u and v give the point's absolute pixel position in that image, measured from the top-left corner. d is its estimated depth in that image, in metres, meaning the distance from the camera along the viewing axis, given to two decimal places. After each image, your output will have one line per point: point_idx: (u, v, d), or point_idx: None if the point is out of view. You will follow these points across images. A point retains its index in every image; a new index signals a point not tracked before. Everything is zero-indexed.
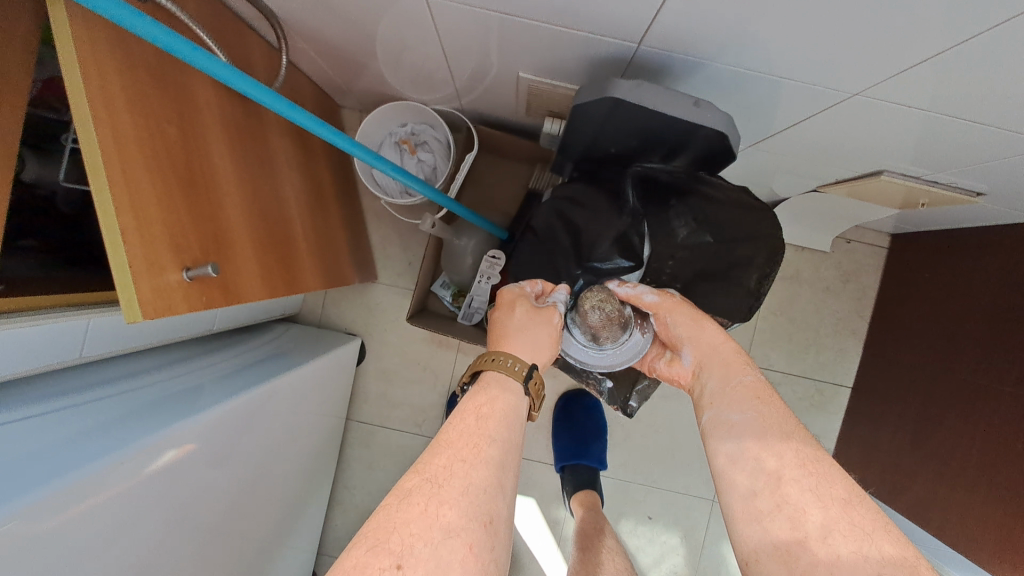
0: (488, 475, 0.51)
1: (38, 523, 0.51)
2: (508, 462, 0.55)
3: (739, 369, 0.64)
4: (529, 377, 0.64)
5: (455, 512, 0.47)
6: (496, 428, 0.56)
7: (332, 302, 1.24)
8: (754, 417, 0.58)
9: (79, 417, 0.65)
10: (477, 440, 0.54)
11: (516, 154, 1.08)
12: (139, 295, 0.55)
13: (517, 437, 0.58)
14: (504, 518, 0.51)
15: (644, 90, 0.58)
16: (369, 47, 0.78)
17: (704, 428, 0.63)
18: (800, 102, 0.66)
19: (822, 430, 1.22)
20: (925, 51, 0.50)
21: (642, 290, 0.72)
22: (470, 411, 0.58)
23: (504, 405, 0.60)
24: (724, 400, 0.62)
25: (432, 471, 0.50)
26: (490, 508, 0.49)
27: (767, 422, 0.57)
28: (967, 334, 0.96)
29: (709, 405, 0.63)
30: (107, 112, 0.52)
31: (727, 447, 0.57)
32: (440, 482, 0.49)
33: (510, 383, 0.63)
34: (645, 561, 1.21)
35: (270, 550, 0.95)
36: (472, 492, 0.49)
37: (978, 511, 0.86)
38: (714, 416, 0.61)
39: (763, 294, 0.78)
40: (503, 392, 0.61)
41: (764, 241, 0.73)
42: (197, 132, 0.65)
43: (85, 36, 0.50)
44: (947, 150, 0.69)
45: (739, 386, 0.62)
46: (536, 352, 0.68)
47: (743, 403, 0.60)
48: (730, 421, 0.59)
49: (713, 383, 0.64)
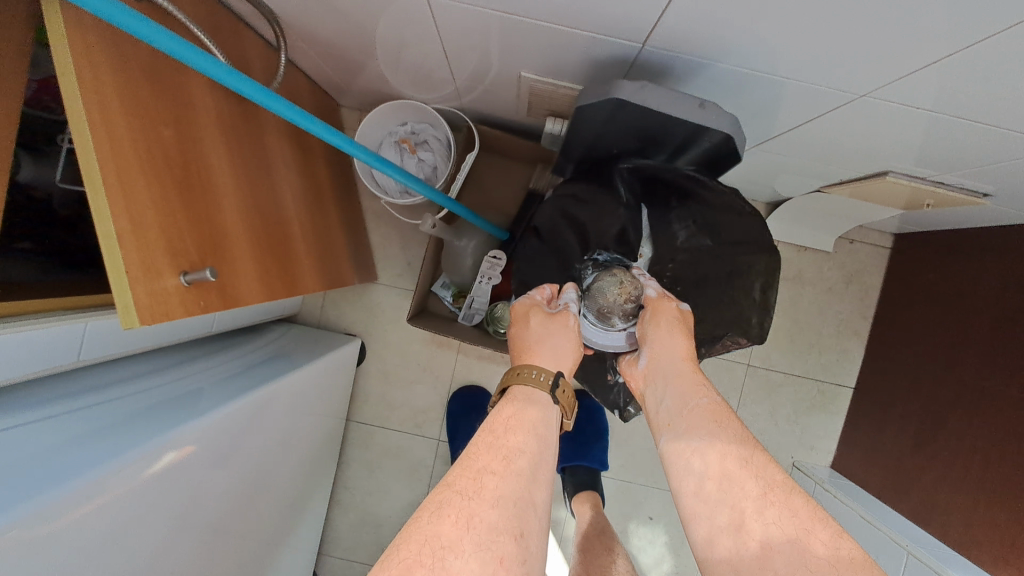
0: (517, 487, 0.51)
1: (38, 530, 0.50)
2: (538, 475, 0.54)
3: (697, 389, 0.62)
4: (556, 387, 0.64)
5: (484, 526, 0.46)
6: (527, 440, 0.56)
7: (331, 302, 1.23)
8: (712, 444, 0.56)
9: (76, 422, 0.64)
10: (506, 453, 0.54)
11: (516, 154, 1.07)
12: (136, 299, 0.54)
13: (548, 449, 0.58)
14: (537, 533, 0.50)
15: (648, 92, 0.57)
16: (369, 46, 0.77)
17: (662, 450, 0.61)
18: (805, 104, 0.65)
19: (823, 430, 1.21)
20: (933, 53, 0.49)
21: (647, 283, 0.72)
22: (499, 423, 0.57)
23: (532, 418, 0.59)
24: (680, 424, 0.60)
25: (461, 483, 0.50)
26: (521, 521, 0.49)
27: (724, 452, 0.55)
28: (971, 336, 0.95)
29: (667, 426, 0.62)
30: (102, 114, 0.52)
31: (689, 477, 0.56)
32: (469, 494, 0.49)
33: (538, 395, 0.63)
34: (646, 562, 1.21)
35: (271, 551, 0.95)
36: (501, 504, 0.49)
37: (982, 514, 0.85)
38: (672, 440, 0.60)
39: (774, 307, 0.74)
40: (530, 406, 0.61)
41: (766, 247, 0.72)
42: (195, 134, 0.65)
43: (80, 38, 0.50)
44: (954, 151, 0.68)
45: (696, 408, 0.60)
46: (562, 361, 0.67)
47: (700, 428, 0.58)
48: (688, 446, 0.58)
49: (670, 400, 0.63)
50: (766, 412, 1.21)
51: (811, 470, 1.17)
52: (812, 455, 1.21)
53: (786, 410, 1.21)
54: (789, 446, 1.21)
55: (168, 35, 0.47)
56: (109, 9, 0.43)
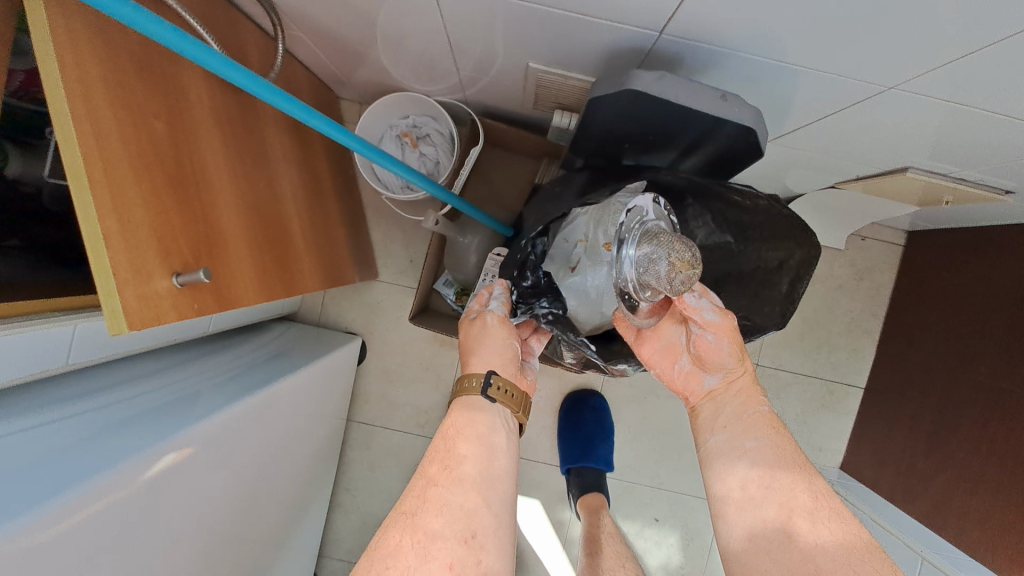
0: (463, 492, 0.52)
1: (32, 538, 0.47)
2: (485, 481, 0.54)
3: (754, 398, 0.64)
4: (488, 386, 0.62)
5: (431, 538, 0.47)
6: (468, 445, 0.56)
7: (331, 299, 1.21)
8: (769, 445, 0.58)
9: (67, 428, 0.61)
10: (449, 464, 0.54)
11: (521, 148, 1.05)
12: (125, 303, 0.52)
13: (493, 450, 0.58)
14: (492, 533, 0.51)
15: (666, 83, 0.55)
16: (370, 35, 0.74)
17: (709, 447, 0.62)
18: (828, 96, 0.62)
19: (832, 431, 1.19)
20: (973, 42, 0.46)
21: (704, 310, 0.62)
22: (441, 436, 0.58)
23: (471, 424, 0.59)
24: (738, 426, 0.61)
25: (406, 503, 0.51)
26: (472, 524, 0.50)
27: (780, 451, 0.57)
28: (989, 337, 0.92)
29: (721, 429, 0.62)
30: (88, 106, 0.49)
31: (731, 473, 0.58)
32: (413, 511, 0.50)
33: (474, 401, 0.61)
34: (652, 563, 1.19)
35: (271, 557, 0.93)
36: (446, 514, 0.50)
37: (997, 521, 0.83)
38: (726, 440, 0.61)
39: (799, 298, 0.75)
40: (467, 415, 0.60)
41: (793, 240, 0.72)
42: (187, 126, 0.62)
43: (62, 25, 0.47)
44: (981, 146, 0.65)
45: (756, 415, 0.62)
46: (496, 361, 0.66)
47: (759, 430, 0.60)
48: (742, 446, 0.59)
49: (729, 407, 0.63)
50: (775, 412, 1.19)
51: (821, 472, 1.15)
52: (821, 455, 1.19)
53: (797, 410, 1.19)
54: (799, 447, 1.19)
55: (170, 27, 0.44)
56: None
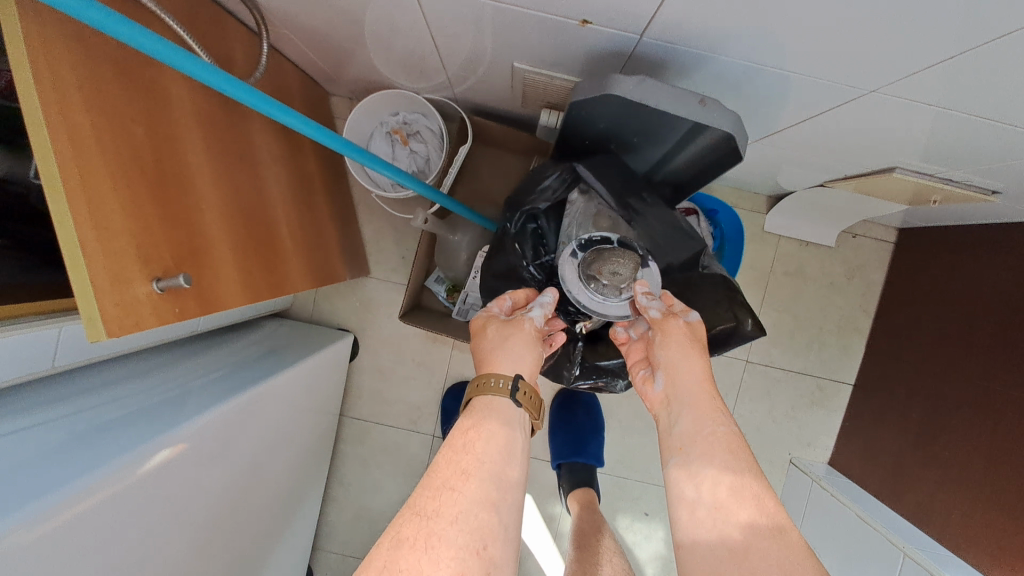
0: (476, 501, 0.52)
1: (31, 532, 0.49)
2: (499, 485, 0.55)
3: (711, 415, 0.59)
4: (515, 389, 0.63)
5: (443, 543, 0.48)
6: (486, 453, 0.57)
7: (323, 297, 1.21)
8: (724, 474, 0.54)
9: (57, 427, 0.62)
10: (464, 468, 0.55)
11: (511, 145, 1.04)
12: (103, 311, 0.52)
13: (507, 463, 0.57)
14: (500, 542, 0.51)
15: (646, 87, 0.54)
16: (357, 34, 0.73)
17: (669, 474, 0.59)
18: (812, 99, 0.63)
19: (821, 428, 1.20)
20: (952, 50, 0.46)
21: (649, 303, 0.65)
22: (458, 438, 0.58)
23: (491, 430, 0.59)
24: (694, 449, 0.57)
25: (420, 504, 0.52)
26: (483, 534, 0.50)
27: (740, 481, 0.53)
28: (976, 335, 0.93)
29: (677, 451, 0.59)
30: (63, 116, 0.49)
31: (682, 471, 0.57)
32: (428, 514, 0.51)
33: (500, 404, 0.62)
34: (641, 557, 1.21)
35: (264, 553, 0.94)
36: (459, 520, 0.50)
37: (980, 517, 0.84)
38: (682, 465, 0.57)
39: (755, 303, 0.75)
40: (491, 419, 0.60)
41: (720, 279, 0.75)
42: (167, 129, 0.62)
43: (36, 31, 0.47)
44: (964, 148, 0.66)
45: (711, 435, 0.57)
46: (523, 361, 0.65)
47: (714, 455, 0.56)
48: (697, 472, 0.55)
49: (683, 423, 0.60)
50: (764, 409, 1.20)
51: (809, 467, 1.16)
52: (810, 451, 1.20)
53: (785, 406, 1.20)
54: (787, 443, 1.20)
55: (147, 34, 0.43)
56: (89, 11, 0.40)
